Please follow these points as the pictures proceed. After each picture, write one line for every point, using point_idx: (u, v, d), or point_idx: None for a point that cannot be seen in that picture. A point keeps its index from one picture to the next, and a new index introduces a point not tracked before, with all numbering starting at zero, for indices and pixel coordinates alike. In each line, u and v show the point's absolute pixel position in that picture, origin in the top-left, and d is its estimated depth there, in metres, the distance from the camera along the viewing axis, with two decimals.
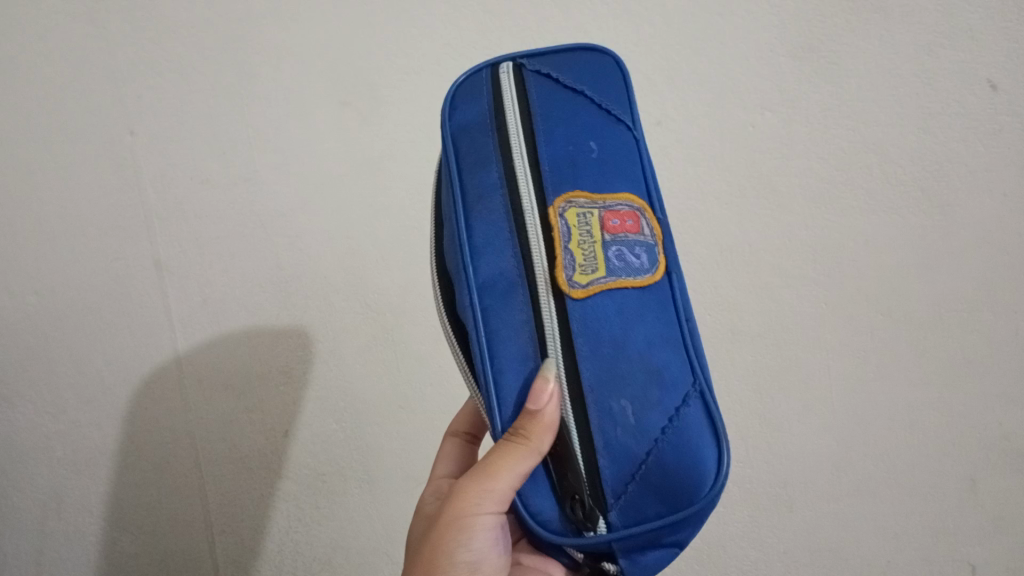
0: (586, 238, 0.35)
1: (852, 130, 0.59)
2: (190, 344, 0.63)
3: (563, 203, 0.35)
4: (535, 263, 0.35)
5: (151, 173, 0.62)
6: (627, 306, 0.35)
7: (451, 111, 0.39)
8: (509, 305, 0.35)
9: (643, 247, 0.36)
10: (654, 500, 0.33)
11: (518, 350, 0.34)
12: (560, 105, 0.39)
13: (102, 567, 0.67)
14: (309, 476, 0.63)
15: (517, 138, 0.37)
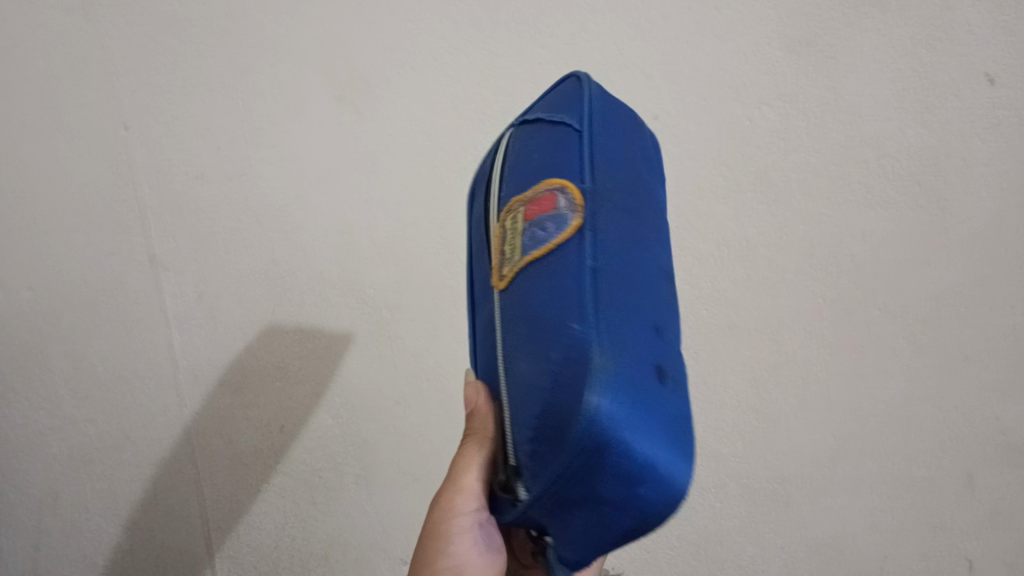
0: (509, 234, 0.35)
1: (851, 124, 0.56)
2: (186, 340, 0.68)
3: (505, 209, 0.36)
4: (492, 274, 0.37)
5: (145, 168, 0.65)
6: (534, 280, 0.32)
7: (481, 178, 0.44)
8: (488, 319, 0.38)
9: (555, 221, 0.33)
10: (548, 459, 0.29)
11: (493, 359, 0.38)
12: (522, 132, 0.39)
13: (113, 552, 0.75)
14: (306, 472, 0.70)
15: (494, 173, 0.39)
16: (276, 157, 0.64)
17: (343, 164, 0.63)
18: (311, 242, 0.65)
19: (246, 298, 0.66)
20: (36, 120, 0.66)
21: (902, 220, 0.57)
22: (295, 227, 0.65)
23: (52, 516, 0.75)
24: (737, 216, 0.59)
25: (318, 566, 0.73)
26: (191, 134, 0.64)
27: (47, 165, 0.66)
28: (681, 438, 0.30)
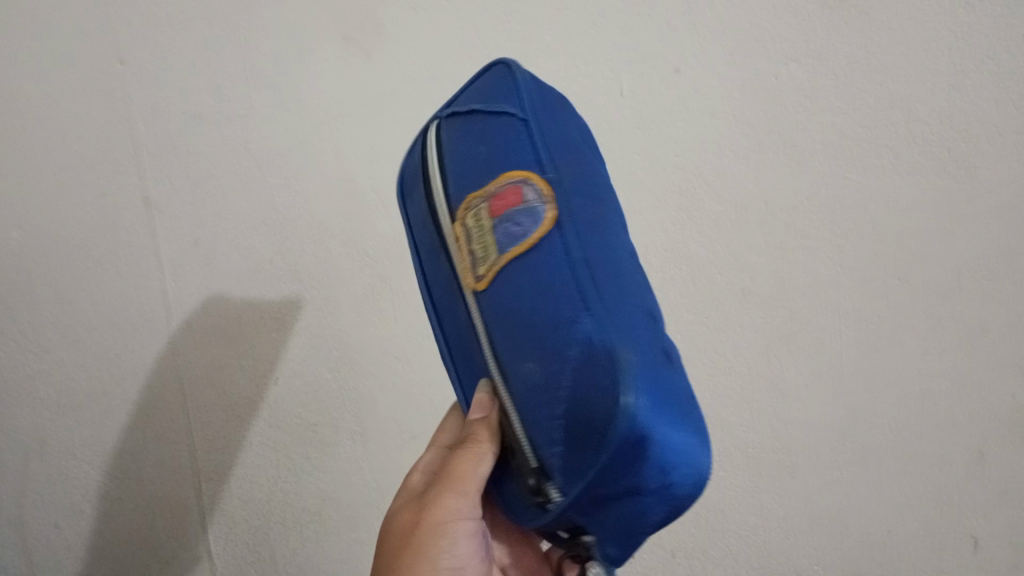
0: (476, 234, 0.35)
1: (881, 84, 0.54)
2: (178, 285, 0.66)
3: (472, 201, 0.36)
4: (456, 267, 0.37)
5: (141, 106, 0.63)
6: (518, 280, 0.34)
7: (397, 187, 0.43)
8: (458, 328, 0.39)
9: (523, 216, 0.34)
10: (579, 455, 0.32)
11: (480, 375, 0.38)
12: (455, 129, 0.39)
13: (96, 499, 0.73)
14: (301, 427, 0.68)
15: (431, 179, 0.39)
16: (278, 99, 0.61)
17: (348, 108, 0.60)
18: (309, 189, 0.62)
19: (243, 245, 0.64)
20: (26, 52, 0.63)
21: (927, 188, 0.55)
22: (299, 172, 0.62)
23: (37, 462, 0.73)
24: (755, 177, 0.57)
25: (310, 521, 0.71)
26: (190, 71, 0.61)
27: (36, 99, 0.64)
28: (685, 402, 0.35)
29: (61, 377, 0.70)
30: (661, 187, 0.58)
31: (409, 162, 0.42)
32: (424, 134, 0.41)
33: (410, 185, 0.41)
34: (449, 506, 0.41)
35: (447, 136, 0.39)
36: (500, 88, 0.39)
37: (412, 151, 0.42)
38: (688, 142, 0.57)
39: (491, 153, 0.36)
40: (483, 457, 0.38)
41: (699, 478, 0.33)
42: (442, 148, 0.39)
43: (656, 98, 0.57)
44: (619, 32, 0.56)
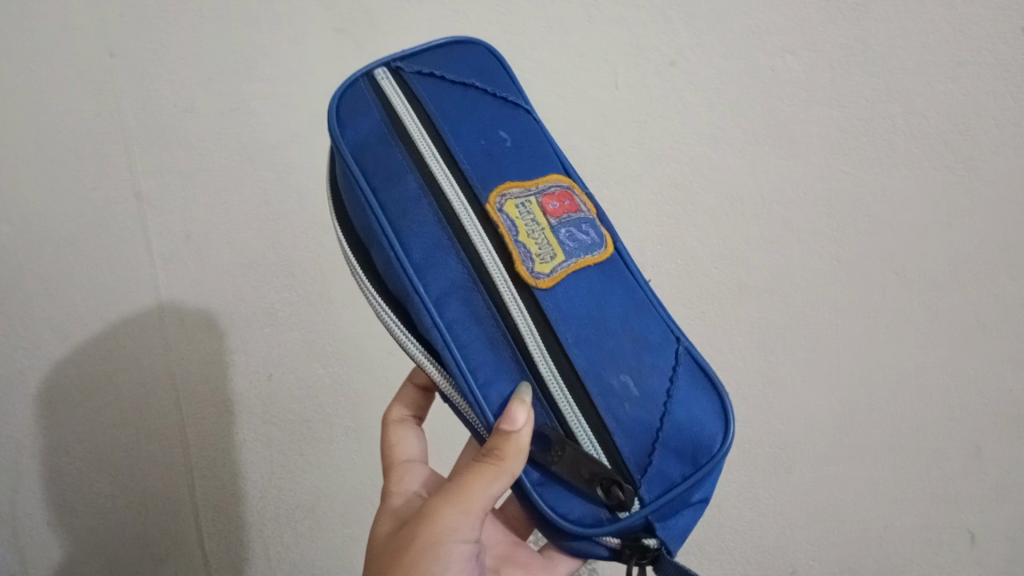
0: (534, 226, 0.35)
1: (878, 75, 0.54)
2: (169, 279, 0.65)
3: (498, 199, 0.35)
4: (486, 257, 0.33)
5: (132, 99, 0.62)
6: (591, 284, 0.36)
7: (341, 129, 0.37)
8: (471, 307, 0.33)
9: (585, 225, 0.37)
10: (677, 461, 0.34)
11: (496, 361, 0.33)
12: (451, 96, 0.38)
13: (87, 499, 0.72)
14: (293, 422, 0.68)
15: (427, 146, 0.36)
16: (270, 92, 0.61)
17: None
18: (305, 184, 0.63)
19: (236, 239, 0.64)
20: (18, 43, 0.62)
21: (924, 181, 0.55)
22: (293, 167, 0.62)
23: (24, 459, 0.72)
24: (751, 169, 0.57)
25: (304, 519, 0.70)
26: (185, 64, 0.61)
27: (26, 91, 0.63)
28: None
29: (48, 373, 0.69)
30: (657, 180, 0.58)
31: (368, 122, 0.37)
32: (401, 102, 0.37)
33: (374, 146, 0.36)
34: (444, 524, 0.36)
35: (447, 114, 0.37)
36: (493, 76, 0.42)
37: (373, 114, 0.37)
38: (685, 134, 0.57)
39: (513, 152, 0.38)
40: (503, 475, 0.33)
41: None
42: (445, 124, 0.37)
43: (652, 90, 0.57)
44: (616, 22, 0.57)
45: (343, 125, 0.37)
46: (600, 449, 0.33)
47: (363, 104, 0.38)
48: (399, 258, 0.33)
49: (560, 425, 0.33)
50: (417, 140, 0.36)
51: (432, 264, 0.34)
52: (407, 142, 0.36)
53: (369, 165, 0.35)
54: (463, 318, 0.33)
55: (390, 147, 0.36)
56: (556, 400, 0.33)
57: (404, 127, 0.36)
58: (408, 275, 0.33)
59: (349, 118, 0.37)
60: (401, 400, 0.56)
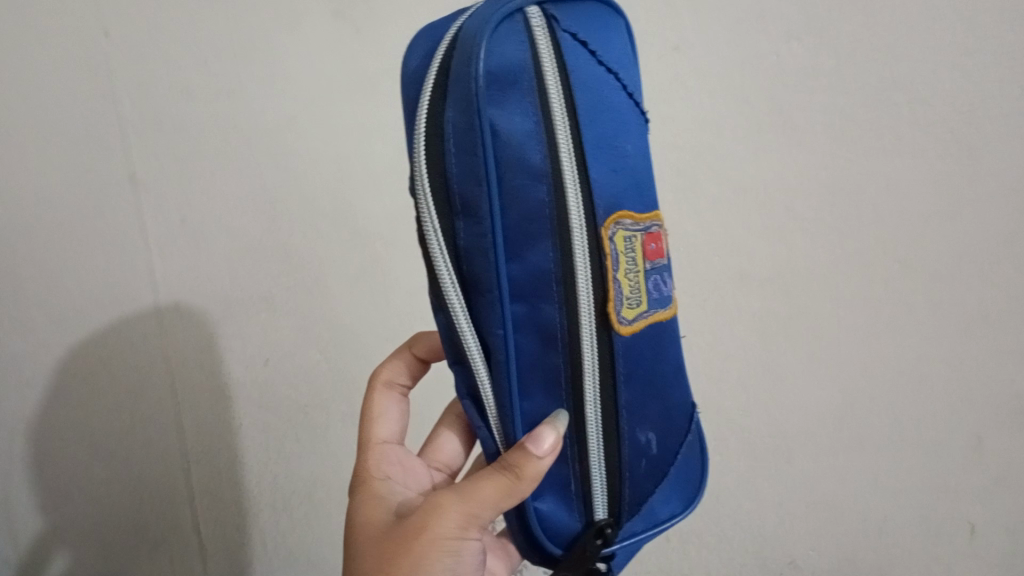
0: (628, 266, 0.34)
1: (884, 64, 0.52)
2: (165, 264, 0.65)
3: (612, 224, 0.33)
4: (580, 284, 0.33)
5: (125, 80, 0.61)
6: (658, 338, 0.37)
7: (489, 65, 0.30)
8: (548, 323, 0.33)
9: (666, 273, 0.37)
10: (650, 516, 0.39)
11: (555, 378, 0.34)
12: (596, 79, 0.33)
13: (79, 483, 0.73)
14: (291, 409, 0.68)
15: (565, 142, 0.31)
16: (268, 76, 0.60)
17: (338, 86, 0.60)
18: (299, 167, 0.61)
19: (234, 225, 0.63)
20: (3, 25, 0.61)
21: (929, 169, 0.53)
22: (295, 152, 0.61)
23: (18, 444, 0.72)
24: (754, 159, 0.56)
25: (301, 505, 0.72)
26: (179, 46, 0.60)
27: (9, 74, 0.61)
28: None
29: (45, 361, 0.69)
30: (658, 168, 0.58)
31: (514, 64, 0.30)
32: (549, 55, 0.31)
33: (512, 101, 0.30)
34: (453, 524, 0.36)
35: (592, 100, 0.32)
36: (619, 54, 0.36)
37: (524, 59, 0.31)
38: (686, 122, 0.56)
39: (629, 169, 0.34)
40: (512, 495, 0.33)
41: None
42: (585, 112, 0.32)
43: (653, 78, 0.56)
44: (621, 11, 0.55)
45: (488, 46, 0.30)
46: (603, 492, 0.36)
47: (510, 37, 0.31)
48: (496, 254, 0.31)
49: (579, 456, 0.36)
50: (556, 130, 0.31)
51: (521, 265, 0.32)
52: (546, 115, 0.31)
53: (502, 123, 0.30)
54: (528, 326, 0.33)
55: (527, 115, 0.31)
56: (588, 438, 0.35)
57: (547, 96, 0.31)
58: (498, 271, 0.31)
59: (495, 44, 0.30)
60: (397, 362, 0.55)
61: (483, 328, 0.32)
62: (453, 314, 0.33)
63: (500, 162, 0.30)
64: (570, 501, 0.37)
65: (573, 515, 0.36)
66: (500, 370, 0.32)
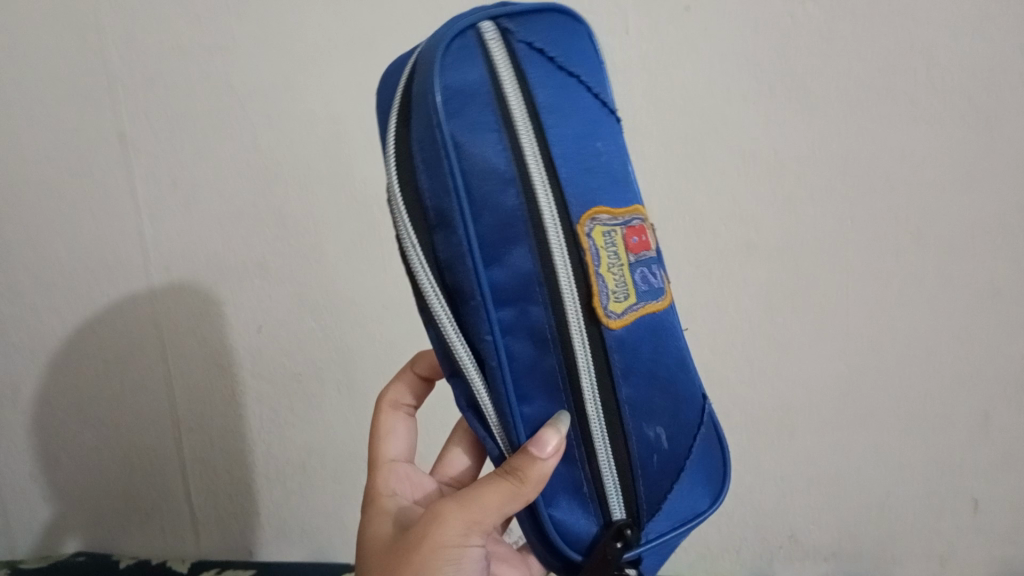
0: (614, 260, 0.32)
1: (904, 28, 0.50)
2: (156, 227, 0.63)
3: (589, 219, 0.31)
4: (564, 285, 0.31)
5: (111, 38, 0.58)
6: (662, 322, 0.34)
7: (438, 64, 0.29)
8: (534, 344, 0.31)
9: (660, 258, 0.34)
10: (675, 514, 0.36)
11: (541, 392, 0.33)
12: (564, 78, 0.32)
13: (73, 448, 0.74)
14: (285, 377, 0.66)
15: (530, 137, 0.30)
16: (260, 34, 0.56)
17: (333, 47, 0.55)
18: (291, 129, 0.58)
19: (224, 187, 0.61)
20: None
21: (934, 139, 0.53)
22: (278, 112, 0.58)
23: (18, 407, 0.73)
24: (765, 125, 0.53)
25: (294, 474, 0.71)
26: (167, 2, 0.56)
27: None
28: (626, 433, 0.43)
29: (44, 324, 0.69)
30: (666, 134, 0.55)
31: (470, 79, 0.30)
32: (502, 62, 0.31)
33: (471, 108, 0.29)
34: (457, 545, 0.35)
35: (557, 97, 0.31)
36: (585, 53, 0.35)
37: (477, 66, 0.30)
38: (697, 85, 0.53)
39: (599, 167, 0.32)
40: (517, 499, 0.32)
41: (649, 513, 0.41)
42: (549, 109, 0.31)
43: (664, 37, 0.52)
44: None
45: (442, 59, 0.29)
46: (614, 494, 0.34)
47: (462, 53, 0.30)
48: (473, 265, 0.30)
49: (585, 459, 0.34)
50: (520, 128, 0.30)
51: (502, 270, 0.30)
52: (507, 120, 0.30)
53: (461, 132, 0.29)
54: (518, 334, 0.31)
55: (488, 118, 0.30)
56: (588, 438, 0.33)
57: (508, 101, 0.30)
58: (476, 281, 0.30)
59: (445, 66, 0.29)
60: (400, 383, 0.54)
61: (471, 342, 0.31)
62: (442, 328, 0.32)
63: (465, 169, 0.29)
64: (586, 504, 0.35)
65: (588, 520, 0.34)
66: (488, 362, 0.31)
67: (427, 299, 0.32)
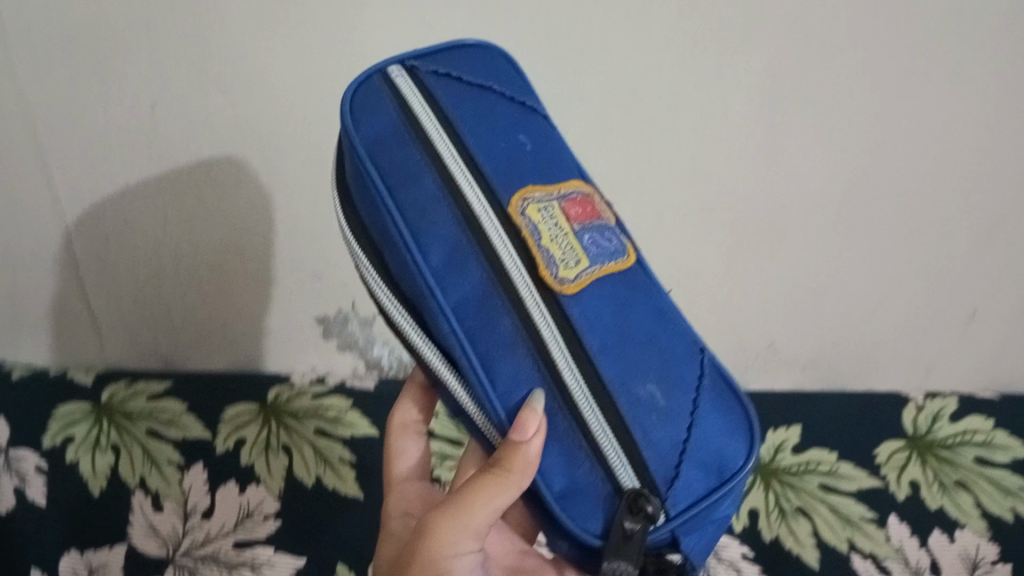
0: (553, 234, 0.77)
1: None
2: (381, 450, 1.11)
3: (520, 205, 0.77)
4: (502, 256, 0.76)
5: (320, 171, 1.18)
6: (601, 285, 0.79)
7: (362, 135, 0.79)
8: (484, 316, 0.75)
9: (599, 230, 0.81)
10: (690, 468, 0.76)
11: (504, 360, 0.75)
12: (460, 97, 0.84)
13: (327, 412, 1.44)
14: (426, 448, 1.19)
15: (440, 142, 0.79)
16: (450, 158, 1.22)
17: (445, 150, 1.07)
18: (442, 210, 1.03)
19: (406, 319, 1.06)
20: (171, 125, 1.21)
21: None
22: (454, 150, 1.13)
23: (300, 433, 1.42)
24: None
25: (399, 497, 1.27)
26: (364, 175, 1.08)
27: (201, 89, 1.17)
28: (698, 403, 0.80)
29: (248, 252, 1.38)
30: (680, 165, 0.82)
31: (378, 119, 0.80)
32: (407, 92, 0.82)
33: (404, 166, 0.78)
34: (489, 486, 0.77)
35: (471, 136, 0.81)
36: (481, 105, 0.85)
37: (383, 104, 0.81)
38: None
39: (519, 156, 0.82)
40: (513, 480, 0.73)
41: (732, 459, 0.80)
42: (458, 127, 0.81)
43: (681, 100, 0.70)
44: None
45: (360, 126, 0.80)
46: (627, 458, 0.74)
47: (397, 88, 0.82)
48: (422, 266, 0.75)
49: (553, 375, 0.75)
50: (440, 156, 0.78)
51: (448, 267, 0.76)
52: (425, 155, 0.78)
53: (384, 161, 0.78)
54: (468, 315, 0.76)
55: (410, 156, 0.78)
56: (578, 404, 0.75)
57: (418, 120, 0.80)
58: (421, 265, 0.75)
59: (388, 159, 0.78)
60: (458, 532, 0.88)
61: (441, 333, 0.77)
62: (417, 336, 0.81)
63: (390, 188, 0.77)
64: (605, 482, 0.74)
65: (609, 504, 0.74)
66: (457, 354, 0.75)
67: (404, 314, 0.81)
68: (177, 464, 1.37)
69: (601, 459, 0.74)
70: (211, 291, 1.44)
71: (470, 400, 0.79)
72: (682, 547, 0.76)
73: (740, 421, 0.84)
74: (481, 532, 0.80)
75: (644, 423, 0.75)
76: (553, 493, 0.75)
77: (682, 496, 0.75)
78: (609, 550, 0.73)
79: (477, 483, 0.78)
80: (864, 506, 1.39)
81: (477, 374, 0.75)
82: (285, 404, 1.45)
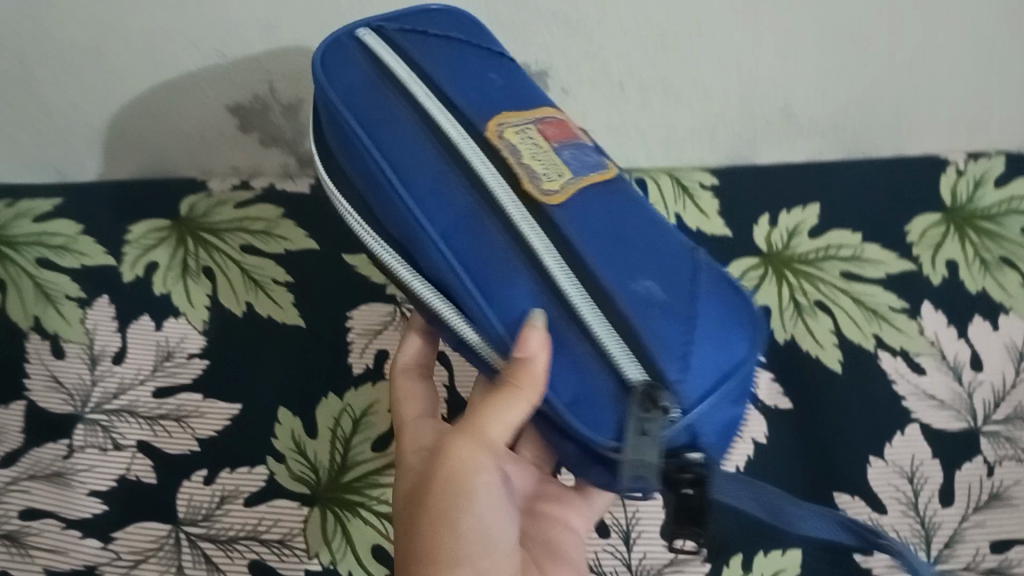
0: (532, 149, 0.75)
1: None
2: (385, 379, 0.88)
3: (496, 125, 0.76)
4: (491, 187, 0.72)
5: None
6: (587, 201, 0.74)
7: (332, 83, 0.81)
8: (470, 239, 0.72)
9: (584, 153, 0.78)
10: (700, 353, 0.68)
11: (497, 287, 0.71)
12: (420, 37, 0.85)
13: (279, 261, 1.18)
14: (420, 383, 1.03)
15: (409, 78, 0.79)
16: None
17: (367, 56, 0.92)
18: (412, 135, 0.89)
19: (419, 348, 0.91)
20: None
21: None
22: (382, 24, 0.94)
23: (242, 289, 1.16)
24: None
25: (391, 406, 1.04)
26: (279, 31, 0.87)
27: None
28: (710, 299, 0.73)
29: (114, 37, 1.05)
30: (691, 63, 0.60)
31: (345, 65, 0.82)
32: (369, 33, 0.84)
33: (378, 90, 0.79)
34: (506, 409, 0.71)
35: (433, 58, 0.82)
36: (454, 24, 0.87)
37: (351, 44, 0.83)
38: None
39: (492, 86, 0.81)
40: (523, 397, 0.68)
41: (750, 344, 0.72)
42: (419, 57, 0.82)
43: None
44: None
45: (329, 79, 0.81)
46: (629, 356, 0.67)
47: (366, 45, 0.83)
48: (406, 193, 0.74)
49: (545, 290, 0.70)
50: (410, 84, 0.79)
51: (430, 192, 0.74)
52: (395, 81, 0.79)
53: (358, 98, 0.79)
54: (458, 245, 0.72)
55: (382, 92, 0.79)
56: (574, 306, 0.69)
57: (388, 63, 0.81)
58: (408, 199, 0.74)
59: (365, 104, 0.78)
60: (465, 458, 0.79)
61: (435, 277, 0.74)
62: (413, 284, 0.76)
63: (368, 129, 0.77)
64: (611, 377, 0.67)
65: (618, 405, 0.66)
66: (451, 289, 0.72)
67: (399, 265, 0.77)
68: (77, 300, 1.16)
69: (604, 357, 0.67)
70: (73, 89, 1.13)
71: (476, 340, 0.74)
72: (704, 442, 0.69)
73: (748, 309, 0.76)
74: (499, 457, 0.75)
75: (646, 320, 0.68)
76: (563, 404, 0.69)
77: (694, 389, 0.67)
78: (627, 448, 0.65)
79: (488, 404, 0.73)
80: (893, 295, 1.19)
81: (475, 301, 0.71)
82: (202, 217, 1.23)
